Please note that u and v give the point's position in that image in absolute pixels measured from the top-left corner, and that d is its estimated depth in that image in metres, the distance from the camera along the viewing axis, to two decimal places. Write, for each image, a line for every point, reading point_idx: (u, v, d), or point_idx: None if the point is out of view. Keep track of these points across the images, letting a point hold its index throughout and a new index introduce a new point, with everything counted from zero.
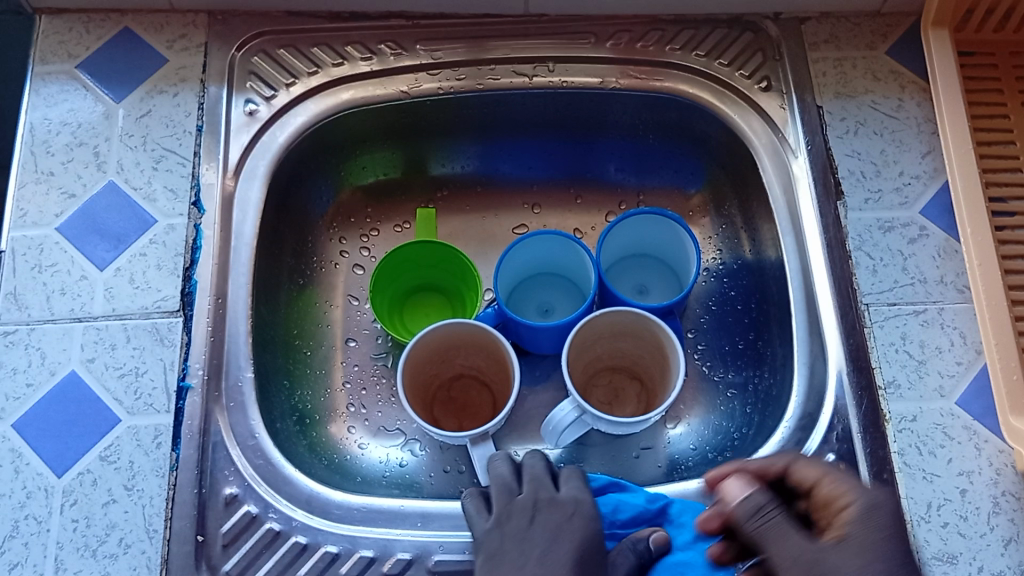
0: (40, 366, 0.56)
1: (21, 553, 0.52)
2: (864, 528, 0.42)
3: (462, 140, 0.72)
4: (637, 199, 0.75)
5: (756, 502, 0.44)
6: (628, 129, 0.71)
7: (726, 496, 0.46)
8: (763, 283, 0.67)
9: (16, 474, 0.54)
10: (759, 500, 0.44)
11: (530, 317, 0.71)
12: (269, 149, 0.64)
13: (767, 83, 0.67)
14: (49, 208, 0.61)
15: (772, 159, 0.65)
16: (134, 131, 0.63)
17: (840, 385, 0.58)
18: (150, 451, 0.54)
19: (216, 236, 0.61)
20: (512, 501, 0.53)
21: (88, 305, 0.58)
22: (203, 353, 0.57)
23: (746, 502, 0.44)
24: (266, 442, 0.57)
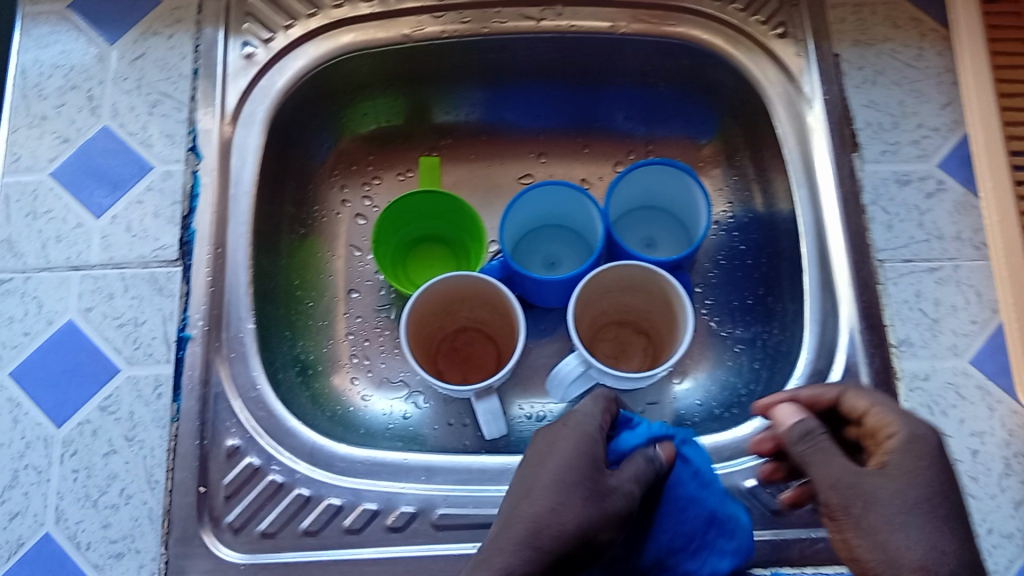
0: (37, 315, 0.55)
1: (22, 503, 0.51)
2: (905, 456, 0.45)
3: (467, 87, 0.70)
4: (646, 149, 0.73)
5: (806, 425, 0.48)
6: (638, 77, 0.69)
7: (778, 420, 0.50)
8: (775, 237, 0.65)
9: (16, 424, 0.53)
10: (808, 426, 0.48)
11: (535, 270, 0.69)
12: (268, 94, 0.61)
13: (783, 29, 0.65)
14: (43, 154, 0.59)
15: (788, 108, 0.63)
16: (128, 75, 0.61)
17: (852, 342, 0.57)
18: (150, 402, 0.53)
19: (214, 183, 0.59)
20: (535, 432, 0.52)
21: (84, 254, 0.56)
22: (203, 303, 0.56)
23: (795, 425, 0.49)
24: (268, 394, 0.55)
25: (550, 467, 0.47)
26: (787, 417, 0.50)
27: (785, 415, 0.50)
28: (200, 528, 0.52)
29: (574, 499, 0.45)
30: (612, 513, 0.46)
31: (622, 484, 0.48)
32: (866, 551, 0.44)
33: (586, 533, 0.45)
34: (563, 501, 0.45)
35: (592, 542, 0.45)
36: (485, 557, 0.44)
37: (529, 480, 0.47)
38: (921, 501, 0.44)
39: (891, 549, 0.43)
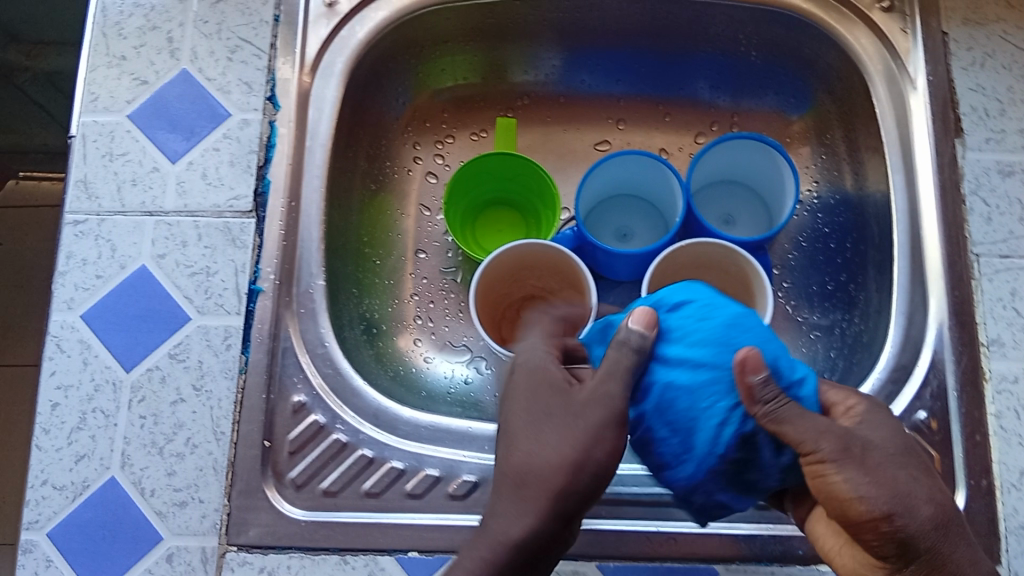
0: (110, 259, 0.54)
1: (88, 446, 0.51)
2: (876, 417, 0.43)
3: (546, 46, 0.67)
4: (730, 121, 0.70)
5: (774, 386, 0.41)
6: (728, 44, 0.66)
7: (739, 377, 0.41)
8: (863, 222, 0.63)
9: (85, 366, 0.53)
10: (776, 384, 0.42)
11: (608, 241, 0.67)
12: (348, 45, 0.60)
13: (889, 3, 0.61)
14: (120, 94, 0.58)
15: (888, 88, 0.60)
16: (209, 18, 0.59)
17: (940, 338, 0.55)
18: (219, 352, 0.53)
19: (290, 134, 0.58)
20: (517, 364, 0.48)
21: (159, 200, 0.56)
22: (275, 257, 0.55)
23: (761, 383, 0.41)
24: (336, 352, 0.55)
25: (516, 415, 0.45)
26: (759, 366, 0.41)
27: (750, 360, 0.41)
28: (264, 482, 0.51)
29: (552, 436, 0.43)
30: (594, 432, 0.43)
31: (596, 394, 0.44)
32: (874, 489, 0.40)
33: (569, 467, 0.42)
34: (539, 445, 0.43)
35: (587, 472, 0.42)
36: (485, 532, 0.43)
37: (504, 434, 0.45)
38: (905, 449, 0.42)
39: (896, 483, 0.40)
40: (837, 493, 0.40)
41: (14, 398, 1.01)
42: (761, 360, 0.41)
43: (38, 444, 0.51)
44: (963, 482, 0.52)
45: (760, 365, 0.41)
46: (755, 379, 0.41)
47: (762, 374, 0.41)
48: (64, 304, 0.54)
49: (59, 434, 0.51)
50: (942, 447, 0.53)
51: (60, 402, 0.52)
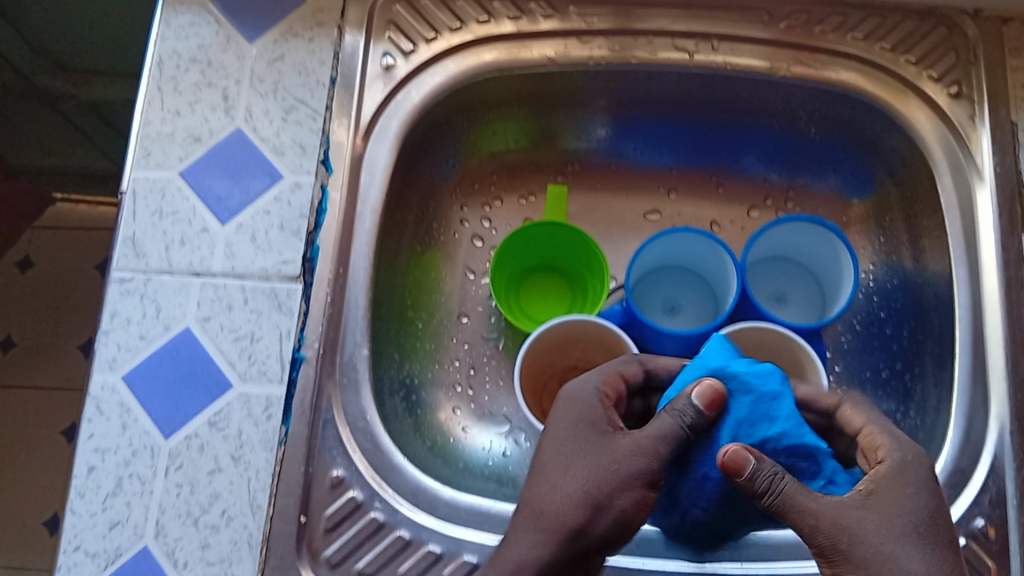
0: (154, 319, 0.54)
1: (123, 512, 0.50)
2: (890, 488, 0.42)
3: (598, 113, 0.66)
4: (785, 196, 0.69)
5: (770, 473, 0.41)
6: (786, 120, 0.65)
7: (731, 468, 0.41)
8: (922, 311, 0.61)
9: (124, 430, 0.52)
10: (771, 473, 0.41)
11: (656, 315, 0.65)
12: (403, 109, 0.59)
13: (957, 89, 0.59)
14: (173, 151, 0.57)
15: (955, 176, 0.58)
16: (265, 76, 0.58)
17: (1000, 443, 0.53)
18: (260, 423, 0.52)
19: (342, 199, 0.57)
20: (578, 402, 0.49)
21: (207, 261, 0.55)
22: (320, 324, 0.55)
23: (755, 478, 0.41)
24: (377, 426, 0.54)
25: (550, 450, 0.48)
26: (742, 465, 0.41)
27: (736, 460, 0.41)
28: (298, 560, 0.50)
29: (581, 471, 0.46)
30: (623, 482, 0.45)
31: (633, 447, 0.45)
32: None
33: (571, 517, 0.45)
34: (581, 484, 0.46)
35: (607, 515, 0.45)
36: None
37: (537, 464, 0.48)
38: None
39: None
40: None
41: (41, 421, 1.00)
42: (745, 456, 0.41)
43: (73, 507, 0.50)
44: None
45: (746, 456, 0.41)
46: (749, 470, 0.41)
47: (746, 473, 0.41)
48: (106, 364, 0.53)
49: (94, 499, 0.51)
50: (999, 559, 0.51)
51: (97, 466, 0.51)
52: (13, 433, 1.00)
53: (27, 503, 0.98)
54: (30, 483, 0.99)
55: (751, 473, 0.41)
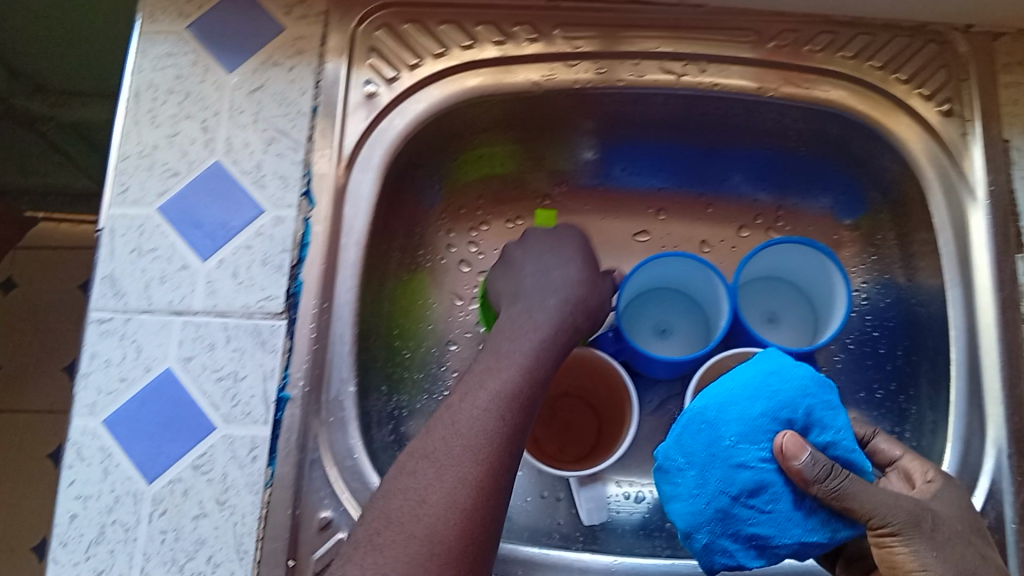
0: (135, 360, 0.53)
1: (106, 561, 0.49)
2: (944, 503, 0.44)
3: (586, 137, 0.65)
4: (775, 214, 0.68)
5: (826, 463, 0.43)
6: (776, 139, 0.64)
7: (792, 458, 0.43)
8: (917, 331, 0.60)
9: (106, 476, 0.50)
10: (827, 461, 0.43)
11: (647, 338, 0.65)
12: (386, 138, 0.58)
13: (949, 106, 0.59)
14: (151, 186, 0.56)
15: (946, 195, 0.58)
16: (245, 108, 0.57)
17: (998, 467, 0.52)
18: (244, 465, 0.51)
19: (326, 233, 0.56)
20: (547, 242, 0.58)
21: (187, 299, 0.54)
22: (305, 361, 0.54)
23: (810, 465, 0.43)
24: (365, 464, 0.54)
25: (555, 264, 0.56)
26: (800, 448, 0.43)
27: (792, 445, 0.44)
28: None
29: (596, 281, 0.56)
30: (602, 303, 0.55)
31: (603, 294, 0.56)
32: (937, 565, 0.41)
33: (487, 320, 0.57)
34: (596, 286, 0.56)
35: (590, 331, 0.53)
36: (455, 414, 0.45)
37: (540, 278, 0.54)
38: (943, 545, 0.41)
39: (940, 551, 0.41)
40: (899, 565, 0.41)
41: (28, 444, 0.99)
42: (802, 443, 0.44)
43: (55, 557, 0.49)
44: None
45: (803, 445, 0.44)
46: (810, 457, 0.43)
47: (803, 457, 0.43)
48: (86, 408, 0.52)
49: (77, 548, 0.49)
50: None
51: (79, 514, 0.50)
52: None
53: (14, 529, 0.96)
54: (17, 508, 0.97)
55: (813, 458, 0.43)
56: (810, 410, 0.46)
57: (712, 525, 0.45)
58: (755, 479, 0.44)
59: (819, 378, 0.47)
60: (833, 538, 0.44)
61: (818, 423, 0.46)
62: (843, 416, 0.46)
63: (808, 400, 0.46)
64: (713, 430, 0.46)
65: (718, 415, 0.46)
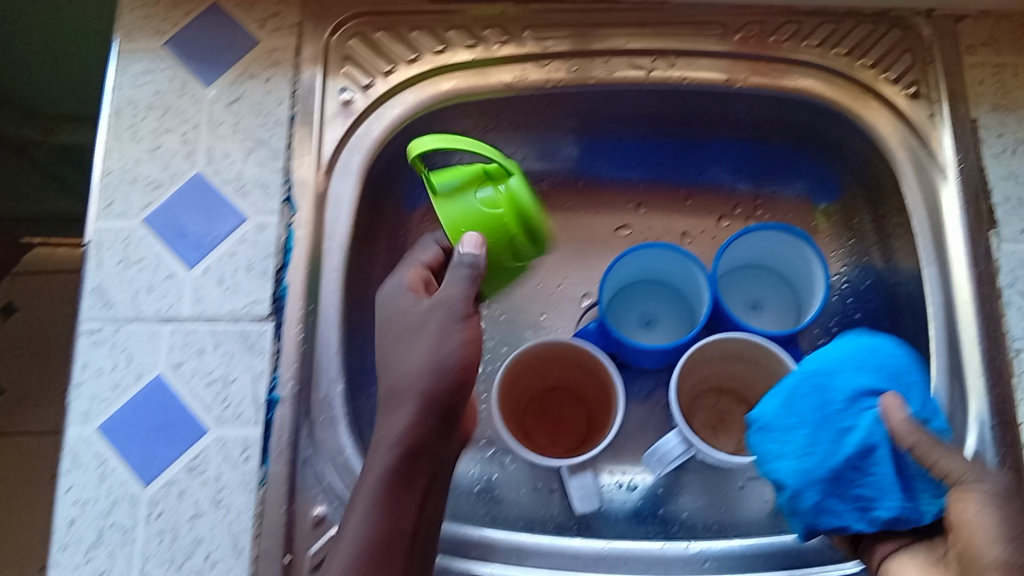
0: (126, 368, 0.54)
1: (106, 562, 0.50)
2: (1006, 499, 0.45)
3: (564, 134, 0.66)
4: (754, 204, 0.69)
5: (914, 424, 0.47)
6: (748, 129, 0.65)
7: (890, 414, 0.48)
8: (897, 310, 0.62)
9: (102, 480, 0.52)
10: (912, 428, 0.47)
11: (632, 329, 0.65)
12: (365, 143, 0.60)
13: (915, 89, 0.60)
14: (136, 199, 0.57)
15: (917, 176, 0.59)
16: (224, 119, 0.59)
17: (982, 439, 0.52)
18: (237, 465, 0.52)
19: (309, 236, 0.57)
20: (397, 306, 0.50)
21: (175, 306, 0.55)
22: (294, 362, 0.55)
23: (903, 421, 0.47)
24: (356, 459, 0.54)
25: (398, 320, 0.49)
26: (898, 409, 0.47)
27: (892, 405, 0.48)
28: None
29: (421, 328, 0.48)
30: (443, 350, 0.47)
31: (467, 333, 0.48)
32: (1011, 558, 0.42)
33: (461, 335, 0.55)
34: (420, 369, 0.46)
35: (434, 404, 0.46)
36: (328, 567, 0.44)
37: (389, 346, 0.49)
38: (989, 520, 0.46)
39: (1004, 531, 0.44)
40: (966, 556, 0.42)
41: (32, 466, 0.99)
42: (901, 404, 0.48)
43: (55, 561, 0.50)
44: None
45: (900, 406, 0.48)
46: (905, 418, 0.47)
47: (898, 416, 0.47)
48: (81, 416, 0.53)
49: (77, 550, 0.50)
50: None
51: (77, 518, 0.51)
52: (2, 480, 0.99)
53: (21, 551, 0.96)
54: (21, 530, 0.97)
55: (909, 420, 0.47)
56: (910, 383, 0.50)
57: (820, 486, 0.48)
58: (863, 442, 0.48)
59: (909, 364, 0.51)
60: (936, 504, 0.47)
61: (921, 397, 0.49)
62: (920, 395, 0.50)
63: (895, 380, 0.50)
64: (822, 394, 0.51)
65: (827, 379, 0.51)
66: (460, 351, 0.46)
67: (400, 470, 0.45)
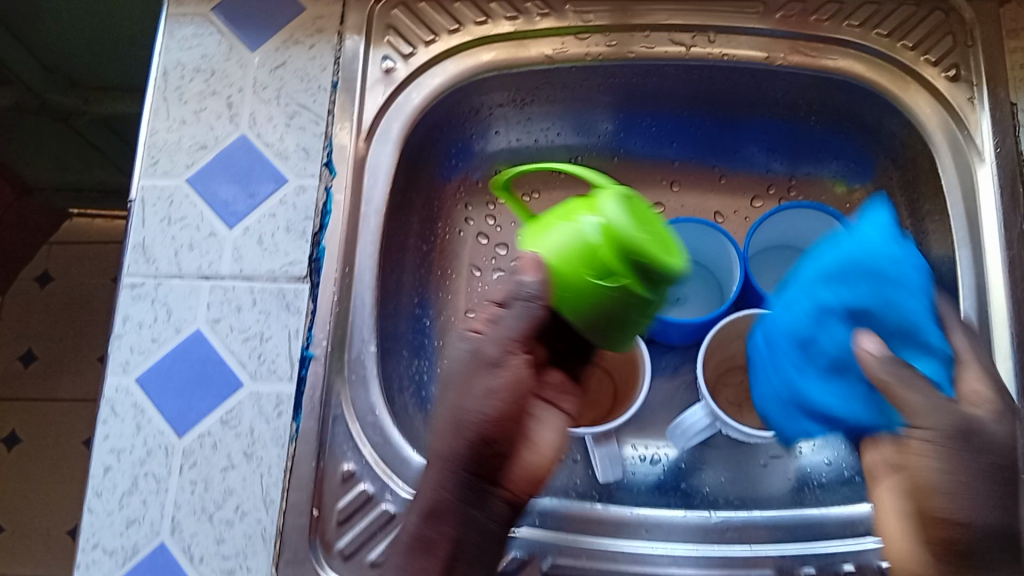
0: (165, 322, 0.55)
1: (139, 510, 0.52)
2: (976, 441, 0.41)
3: (601, 110, 0.67)
4: (787, 185, 0.69)
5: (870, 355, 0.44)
6: (785, 109, 0.65)
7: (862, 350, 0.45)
8: None
9: (138, 430, 0.53)
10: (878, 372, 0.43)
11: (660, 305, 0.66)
12: (405, 111, 0.60)
13: (955, 72, 0.60)
14: (180, 158, 0.58)
15: (954, 158, 0.59)
16: (268, 83, 0.60)
17: None
18: (270, 420, 0.53)
19: (346, 201, 0.58)
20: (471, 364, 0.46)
21: (215, 264, 0.56)
22: (328, 322, 0.56)
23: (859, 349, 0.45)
24: (386, 420, 0.55)
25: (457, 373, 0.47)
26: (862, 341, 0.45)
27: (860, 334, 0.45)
28: (312, 553, 0.51)
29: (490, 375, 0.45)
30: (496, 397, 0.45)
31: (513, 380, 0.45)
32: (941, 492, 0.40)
33: (547, 368, 0.48)
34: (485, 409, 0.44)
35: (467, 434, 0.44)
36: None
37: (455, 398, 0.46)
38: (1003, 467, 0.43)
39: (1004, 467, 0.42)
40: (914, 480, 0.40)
41: (64, 431, 1.01)
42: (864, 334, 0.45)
43: (90, 507, 0.52)
44: None
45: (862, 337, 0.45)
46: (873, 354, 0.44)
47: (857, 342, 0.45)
48: (120, 366, 0.54)
49: (111, 498, 0.52)
50: None
51: (112, 466, 0.52)
52: (34, 444, 1.01)
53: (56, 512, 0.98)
54: (54, 492, 0.99)
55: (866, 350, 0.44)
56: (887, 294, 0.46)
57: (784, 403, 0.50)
58: (824, 362, 0.47)
59: (896, 263, 0.47)
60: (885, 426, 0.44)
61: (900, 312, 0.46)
62: (900, 302, 0.46)
63: (870, 289, 0.47)
64: (793, 312, 0.49)
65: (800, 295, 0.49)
66: (502, 401, 0.45)
67: (444, 503, 0.44)
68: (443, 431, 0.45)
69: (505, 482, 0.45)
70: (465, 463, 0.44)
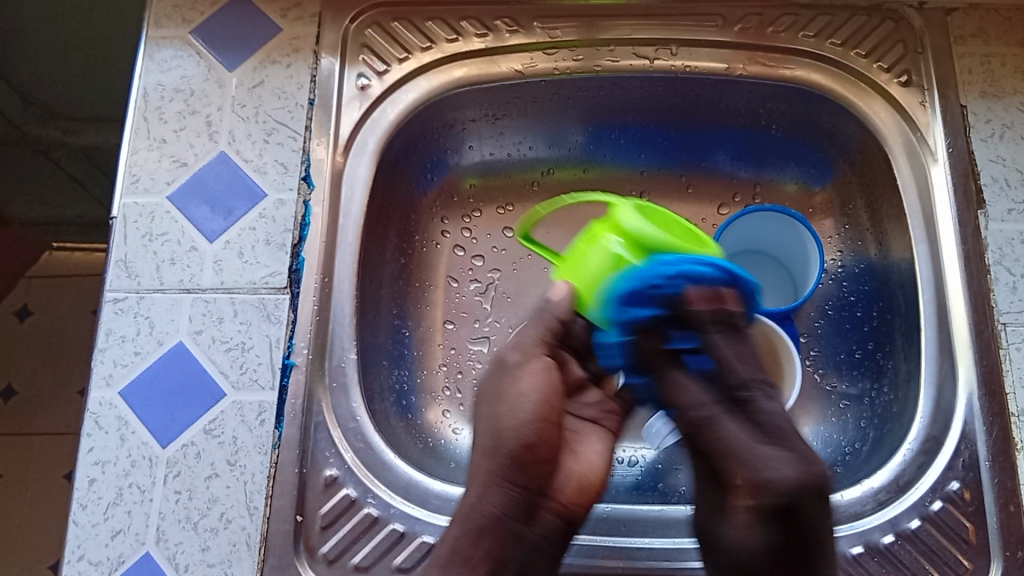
0: (148, 335, 0.56)
1: (123, 521, 0.52)
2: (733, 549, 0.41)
3: (571, 123, 0.69)
4: (752, 192, 0.71)
5: None
6: (748, 116, 0.67)
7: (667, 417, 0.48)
8: (889, 289, 0.64)
9: (122, 442, 0.54)
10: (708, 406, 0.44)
11: None
12: (380, 125, 0.62)
13: (907, 77, 0.62)
14: (160, 176, 0.60)
15: (908, 159, 0.61)
16: (246, 102, 0.61)
17: (970, 409, 0.54)
18: (253, 428, 0.54)
19: (325, 213, 0.59)
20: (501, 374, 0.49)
21: (197, 277, 0.57)
22: (309, 332, 0.57)
23: None
24: (367, 426, 0.56)
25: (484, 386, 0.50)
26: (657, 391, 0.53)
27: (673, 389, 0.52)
28: (296, 557, 0.52)
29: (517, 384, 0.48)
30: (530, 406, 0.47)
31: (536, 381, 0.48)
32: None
33: None
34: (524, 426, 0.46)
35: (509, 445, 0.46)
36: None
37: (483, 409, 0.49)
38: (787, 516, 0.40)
39: (757, 478, 0.40)
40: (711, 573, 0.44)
41: (39, 469, 0.97)
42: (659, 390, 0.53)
43: (75, 519, 0.52)
44: (998, 554, 0.52)
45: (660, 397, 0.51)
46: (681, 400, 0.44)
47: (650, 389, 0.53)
48: (103, 380, 0.55)
49: (96, 510, 0.52)
50: (976, 518, 0.52)
51: (97, 478, 0.53)
52: (8, 482, 0.96)
53: (28, 552, 0.94)
54: (28, 531, 0.95)
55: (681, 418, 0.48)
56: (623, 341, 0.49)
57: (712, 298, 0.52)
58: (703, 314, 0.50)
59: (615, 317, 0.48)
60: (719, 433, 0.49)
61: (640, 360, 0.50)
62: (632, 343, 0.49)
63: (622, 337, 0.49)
64: None
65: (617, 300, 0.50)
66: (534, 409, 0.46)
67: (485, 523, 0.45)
68: (478, 456, 0.47)
69: (551, 495, 0.46)
70: (511, 478, 0.45)
